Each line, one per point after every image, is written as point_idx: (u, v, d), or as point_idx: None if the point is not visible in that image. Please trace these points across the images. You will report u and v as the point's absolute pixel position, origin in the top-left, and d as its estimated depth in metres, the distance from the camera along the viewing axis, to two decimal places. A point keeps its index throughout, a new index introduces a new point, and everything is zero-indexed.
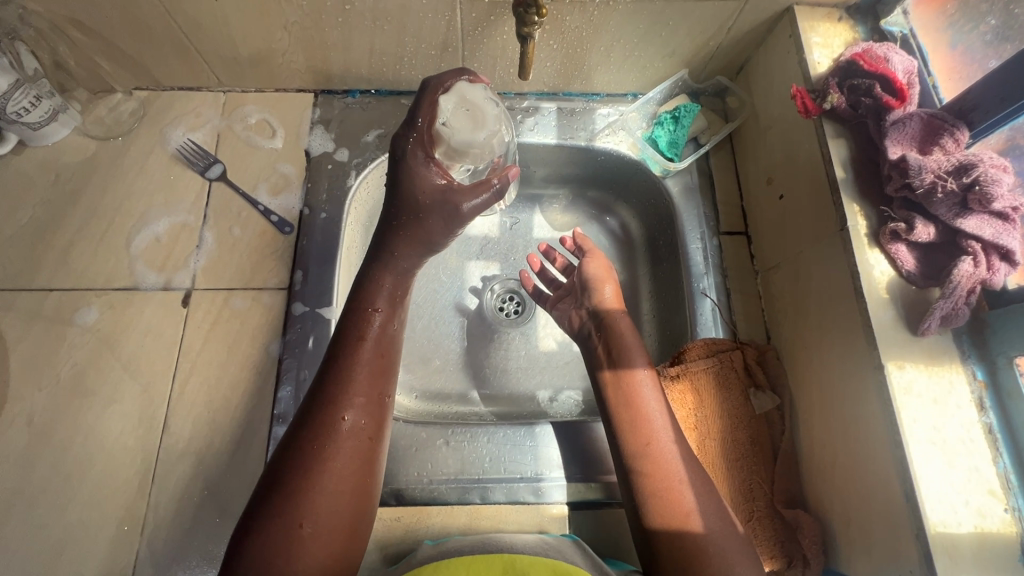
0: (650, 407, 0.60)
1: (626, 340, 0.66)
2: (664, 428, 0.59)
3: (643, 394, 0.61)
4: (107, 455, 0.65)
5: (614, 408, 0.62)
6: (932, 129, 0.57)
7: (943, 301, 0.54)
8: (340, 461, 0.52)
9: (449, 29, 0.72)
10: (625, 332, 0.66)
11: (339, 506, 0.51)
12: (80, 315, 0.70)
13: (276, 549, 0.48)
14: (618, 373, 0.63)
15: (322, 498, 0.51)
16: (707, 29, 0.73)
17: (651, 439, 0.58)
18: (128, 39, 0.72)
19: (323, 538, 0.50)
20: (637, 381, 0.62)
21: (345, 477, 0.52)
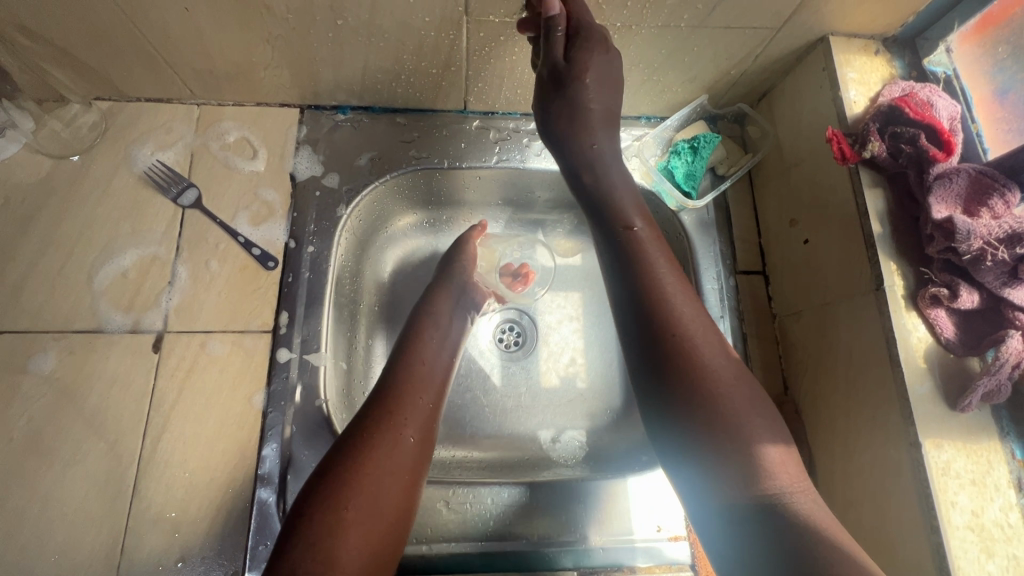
0: (747, 428, 0.45)
1: (699, 347, 0.49)
2: (774, 457, 0.45)
3: (742, 419, 0.46)
4: (70, 524, 0.58)
5: (707, 439, 0.45)
6: (980, 187, 0.53)
7: (987, 378, 0.50)
8: (400, 444, 0.52)
9: (453, 48, 0.65)
10: (698, 335, 0.50)
11: (389, 493, 0.49)
12: (35, 361, 0.63)
13: (321, 537, 0.44)
14: (702, 392, 0.47)
15: (381, 476, 0.49)
16: (734, 57, 0.68)
17: (767, 469, 0.44)
18: (83, 48, 0.63)
19: (374, 523, 0.47)
20: (731, 401, 0.46)
21: (396, 471, 0.50)
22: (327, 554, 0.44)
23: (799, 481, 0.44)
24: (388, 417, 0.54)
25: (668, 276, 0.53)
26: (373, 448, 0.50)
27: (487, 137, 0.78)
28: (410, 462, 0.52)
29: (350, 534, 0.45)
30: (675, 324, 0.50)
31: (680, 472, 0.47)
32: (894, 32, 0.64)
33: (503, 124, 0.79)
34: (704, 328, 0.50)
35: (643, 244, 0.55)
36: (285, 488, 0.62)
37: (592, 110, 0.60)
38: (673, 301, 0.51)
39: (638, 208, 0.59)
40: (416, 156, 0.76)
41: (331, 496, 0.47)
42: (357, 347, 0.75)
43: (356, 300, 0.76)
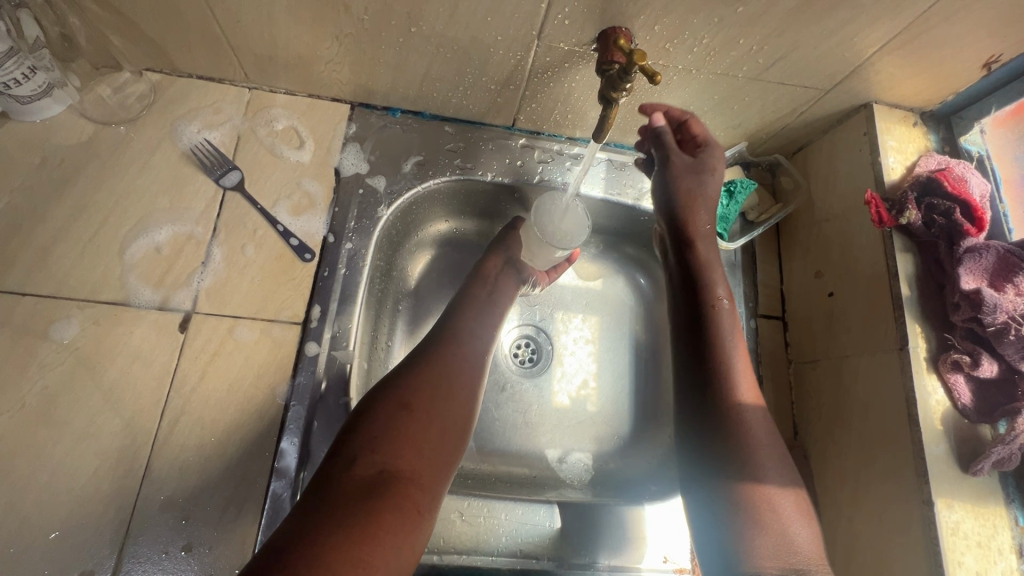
0: (787, 521, 0.52)
1: (752, 427, 0.57)
2: (801, 535, 0.51)
3: (772, 493, 0.53)
4: (74, 499, 0.57)
5: (747, 510, 0.52)
6: (1007, 265, 0.56)
7: (1002, 447, 0.53)
8: (456, 370, 0.60)
9: (517, 68, 0.66)
10: (762, 427, 0.57)
11: (447, 409, 0.57)
12: (56, 328, 0.61)
13: (385, 429, 0.52)
14: (748, 467, 0.54)
15: (438, 391, 0.57)
16: (780, 111, 0.71)
17: (791, 549, 0.50)
18: (148, 21, 0.62)
19: (430, 428, 0.54)
20: (771, 480, 0.54)
21: (454, 395, 0.58)
22: (389, 444, 0.51)
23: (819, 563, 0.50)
24: (446, 347, 0.62)
25: (735, 354, 0.61)
26: (430, 369, 0.59)
27: (531, 156, 0.80)
28: (466, 385, 0.60)
29: (410, 432, 0.52)
30: (736, 399, 0.58)
31: (716, 526, 0.54)
32: (933, 107, 0.68)
33: (548, 146, 0.80)
34: (757, 405, 0.58)
35: (724, 326, 0.63)
36: (300, 483, 0.61)
37: (712, 202, 0.68)
38: (731, 370, 0.60)
39: (725, 290, 0.66)
40: (460, 165, 0.77)
41: (393, 398, 0.54)
42: (378, 347, 0.75)
43: (384, 300, 0.77)
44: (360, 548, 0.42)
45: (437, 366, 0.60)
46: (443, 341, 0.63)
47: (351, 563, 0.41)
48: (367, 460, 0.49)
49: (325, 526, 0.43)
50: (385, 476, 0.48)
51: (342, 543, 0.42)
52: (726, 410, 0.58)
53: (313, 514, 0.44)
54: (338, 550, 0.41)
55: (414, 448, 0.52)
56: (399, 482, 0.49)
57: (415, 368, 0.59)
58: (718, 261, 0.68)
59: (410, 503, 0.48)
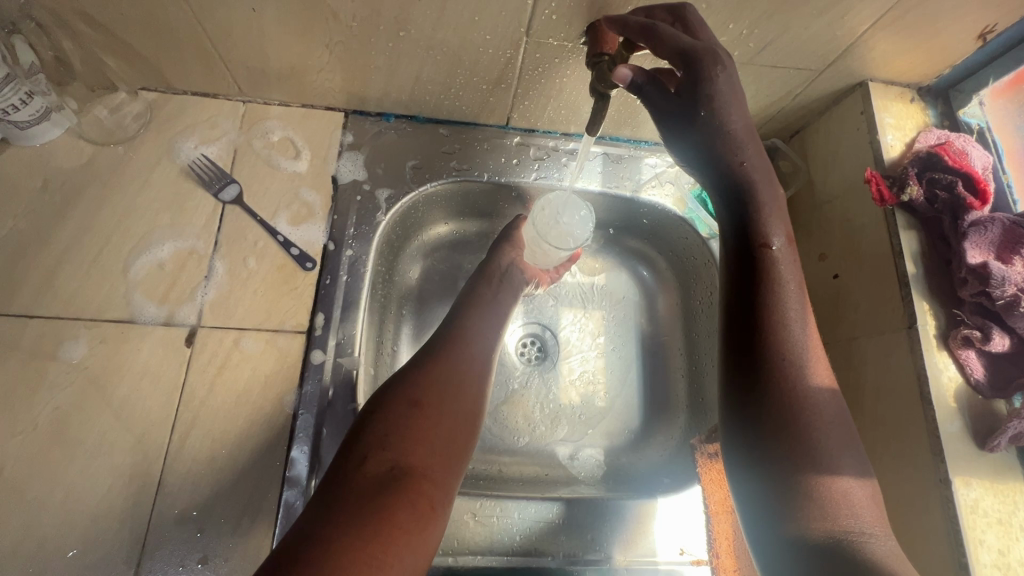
0: (836, 481, 0.45)
1: (806, 376, 0.49)
2: (855, 496, 0.45)
3: (821, 445, 0.47)
4: (90, 517, 0.57)
5: (789, 466, 0.46)
6: (1013, 237, 0.56)
7: (1017, 421, 0.52)
8: (462, 365, 0.60)
9: (507, 66, 0.66)
10: (818, 389, 0.49)
11: (457, 404, 0.57)
12: (65, 349, 0.62)
13: (395, 427, 0.52)
14: (797, 423, 0.47)
15: (446, 389, 0.57)
16: (775, 94, 0.70)
17: (843, 512, 0.44)
18: (140, 40, 0.63)
19: (439, 425, 0.54)
20: (823, 436, 0.47)
21: (462, 390, 0.58)
22: (400, 441, 0.51)
23: (878, 529, 0.44)
24: (453, 345, 0.62)
25: (791, 296, 0.51)
26: (436, 368, 0.58)
27: (526, 153, 0.80)
28: (474, 382, 0.60)
29: (421, 429, 0.52)
30: (787, 347, 0.50)
31: (752, 482, 0.49)
32: (930, 82, 0.67)
33: (543, 142, 0.80)
34: (816, 362, 0.50)
35: (778, 264, 0.52)
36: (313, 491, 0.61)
37: (735, 131, 0.53)
38: (783, 309, 0.51)
39: (781, 221, 0.54)
40: (456, 167, 0.77)
41: (402, 396, 0.54)
42: (383, 352, 0.76)
43: (386, 305, 0.77)
44: (374, 548, 0.42)
45: (443, 363, 0.59)
46: (448, 341, 0.63)
47: (364, 560, 0.41)
48: (378, 458, 0.49)
49: (337, 525, 0.43)
50: (398, 473, 0.48)
51: (355, 540, 0.42)
52: (778, 367, 0.49)
53: (325, 514, 0.44)
54: (352, 550, 0.41)
55: (425, 444, 0.52)
56: (411, 478, 0.49)
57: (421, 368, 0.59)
58: (769, 189, 0.55)
59: (423, 500, 0.48)
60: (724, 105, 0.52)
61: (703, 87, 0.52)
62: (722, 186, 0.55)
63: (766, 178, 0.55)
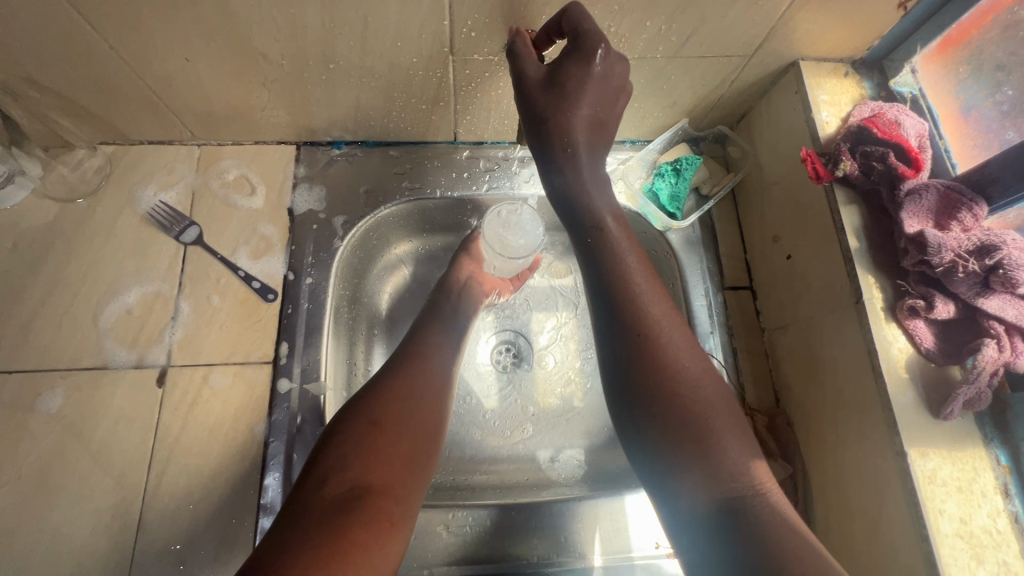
0: (738, 469, 0.46)
1: (688, 372, 0.51)
2: (757, 479, 0.46)
3: (717, 438, 0.48)
4: (77, 559, 0.60)
5: (693, 465, 0.47)
6: (949, 202, 0.55)
7: (966, 387, 0.52)
8: (420, 379, 0.62)
9: (441, 84, 0.68)
10: (701, 384, 0.50)
11: (417, 416, 0.58)
12: (43, 400, 0.64)
13: (354, 445, 0.53)
14: (690, 422, 0.48)
15: (406, 404, 0.58)
16: (710, 83, 0.70)
17: (751, 497, 0.45)
18: (88, 98, 0.66)
19: (400, 441, 0.55)
20: (716, 427, 0.48)
21: (421, 403, 0.60)
22: (359, 460, 0.52)
23: (780, 505, 0.45)
24: (413, 361, 0.63)
25: (655, 303, 0.54)
26: (397, 384, 0.60)
27: (477, 166, 0.81)
28: (434, 395, 0.61)
29: (380, 446, 0.54)
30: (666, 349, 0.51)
31: (663, 486, 0.48)
32: (861, 55, 0.67)
33: (493, 153, 0.81)
34: (693, 359, 0.52)
35: (636, 276, 0.56)
36: None
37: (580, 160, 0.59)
38: (652, 314, 0.53)
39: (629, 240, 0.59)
40: (408, 187, 0.79)
41: (362, 415, 0.55)
42: (356, 374, 0.77)
43: (354, 327, 0.79)
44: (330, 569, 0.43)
45: (403, 380, 0.61)
46: (408, 357, 0.64)
47: None
48: (339, 479, 0.50)
49: (295, 547, 0.44)
50: (356, 492, 0.50)
51: (312, 562, 0.43)
52: (659, 373, 0.50)
53: (285, 536, 0.46)
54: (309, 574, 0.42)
55: (385, 462, 0.53)
56: (371, 496, 0.50)
57: (381, 383, 0.60)
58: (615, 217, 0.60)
59: (381, 516, 0.49)
60: (576, 93, 0.56)
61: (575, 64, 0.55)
62: (573, 218, 0.60)
63: (607, 209, 0.60)
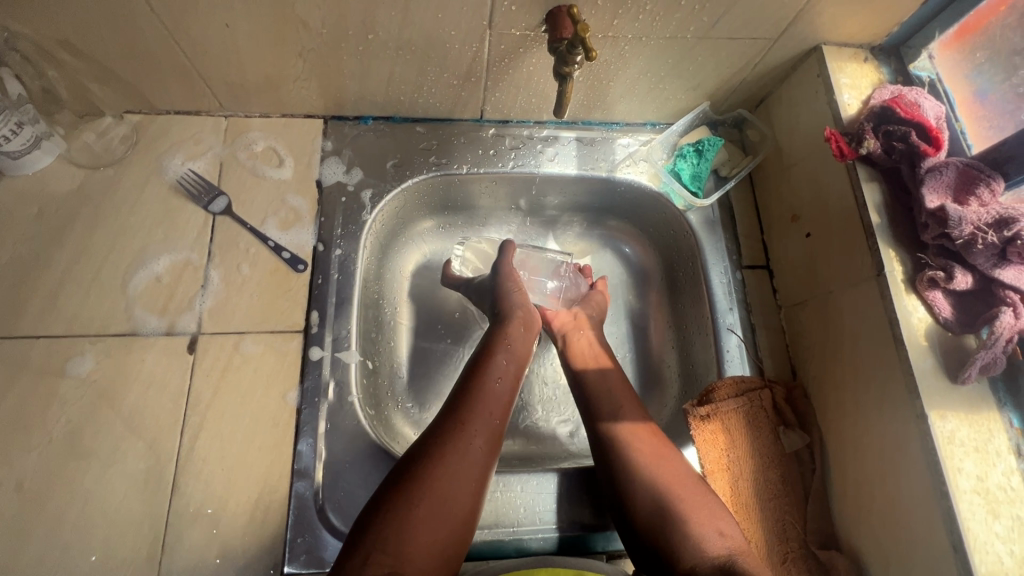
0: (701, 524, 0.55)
1: (631, 442, 0.62)
2: (669, 488, 0.58)
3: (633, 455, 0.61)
4: (111, 522, 0.60)
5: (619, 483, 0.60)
6: (968, 178, 0.58)
7: (984, 352, 0.54)
8: (468, 449, 0.56)
9: (475, 59, 0.69)
10: (623, 415, 0.65)
11: (467, 492, 0.54)
12: (73, 365, 0.64)
13: (394, 527, 0.49)
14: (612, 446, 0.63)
15: (450, 480, 0.53)
16: (735, 65, 0.72)
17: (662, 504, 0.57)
18: (121, 63, 0.65)
19: (439, 521, 0.51)
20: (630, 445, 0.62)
21: (471, 474, 0.55)
22: (398, 544, 0.49)
23: (689, 511, 0.56)
24: (465, 427, 0.57)
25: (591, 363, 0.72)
26: (442, 457, 0.54)
27: (502, 144, 0.82)
28: (483, 465, 0.56)
29: (420, 529, 0.50)
30: (617, 429, 0.64)
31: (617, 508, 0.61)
32: (881, 41, 0.70)
33: (518, 132, 0.83)
34: (615, 393, 0.67)
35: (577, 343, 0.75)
36: (321, 481, 0.64)
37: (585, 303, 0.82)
38: (606, 401, 0.67)
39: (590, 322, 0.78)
40: (435, 162, 0.80)
41: (401, 492, 0.51)
42: (382, 346, 0.79)
43: (379, 302, 0.80)
44: None
45: (449, 449, 0.55)
46: (454, 416, 0.58)
47: None
48: (377, 558, 0.48)
49: None
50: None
51: None
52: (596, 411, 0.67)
53: None
54: None
55: (422, 543, 0.50)
56: None
57: (426, 455, 0.55)
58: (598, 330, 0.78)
59: None
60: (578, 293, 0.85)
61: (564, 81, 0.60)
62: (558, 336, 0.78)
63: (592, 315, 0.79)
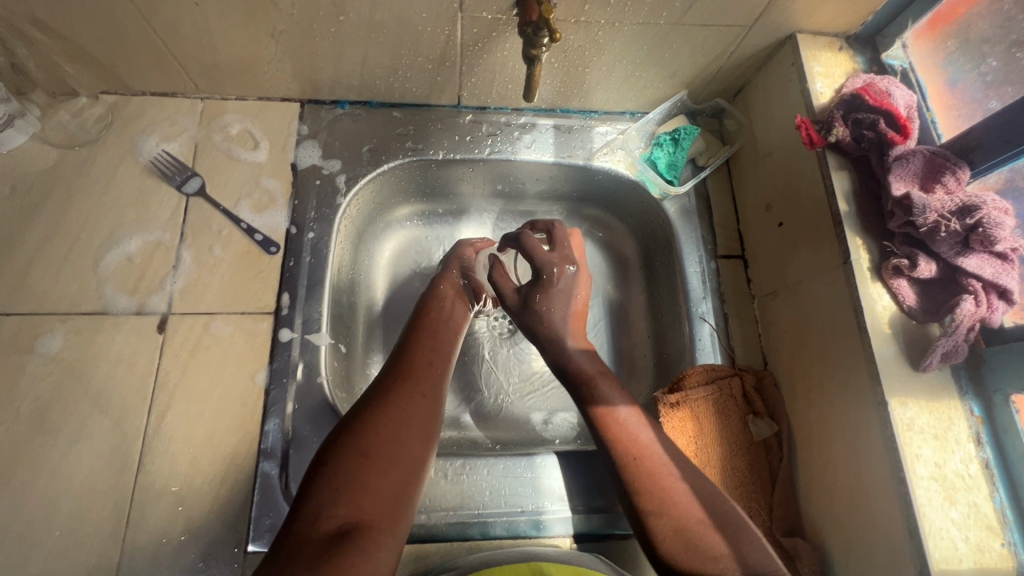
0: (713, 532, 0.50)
1: (636, 455, 0.56)
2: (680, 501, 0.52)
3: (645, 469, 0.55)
4: (75, 498, 0.60)
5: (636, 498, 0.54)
6: (934, 167, 0.59)
7: (945, 339, 0.55)
8: (412, 399, 0.55)
9: (448, 43, 0.68)
10: (628, 418, 0.59)
11: (414, 442, 0.52)
12: (42, 342, 0.64)
13: (341, 476, 0.46)
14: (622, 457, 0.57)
15: (397, 430, 0.51)
16: (710, 53, 0.72)
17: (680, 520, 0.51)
18: (92, 41, 0.65)
19: (389, 474, 0.48)
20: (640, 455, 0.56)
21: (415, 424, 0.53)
22: (348, 493, 0.45)
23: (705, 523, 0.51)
24: (401, 388, 0.56)
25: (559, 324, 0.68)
26: (386, 407, 0.53)
27: (479, 130, 0.82)
28: (426, 416, 0.55)
29: (369, 478, 0.47)
30: (607, 414, 0.60)
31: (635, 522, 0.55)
32: (855, 30, 0.70)
33: (495, 118, 0.83)
34: (611, 386, 0.62)
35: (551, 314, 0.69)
36: (288, 461, 0.64)
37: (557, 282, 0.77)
38: (607, 397, 0.61)
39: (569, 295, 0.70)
40: (411, 147, 0.80)
41: (349, 442, 0.49)
42: (355, 330, 0.78)
43: (353, 286, 0.80)
44: None
45: (394, 400, 0.54)
46: (395, 378, 0.58)
47: None
48: (329, 512, 0.44)
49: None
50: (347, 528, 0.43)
51: None
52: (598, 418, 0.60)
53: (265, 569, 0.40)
54: None
55: (376, 494, 0.47)
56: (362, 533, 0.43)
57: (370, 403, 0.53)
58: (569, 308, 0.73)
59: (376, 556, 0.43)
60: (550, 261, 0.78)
61: (534, 64, 0.60)
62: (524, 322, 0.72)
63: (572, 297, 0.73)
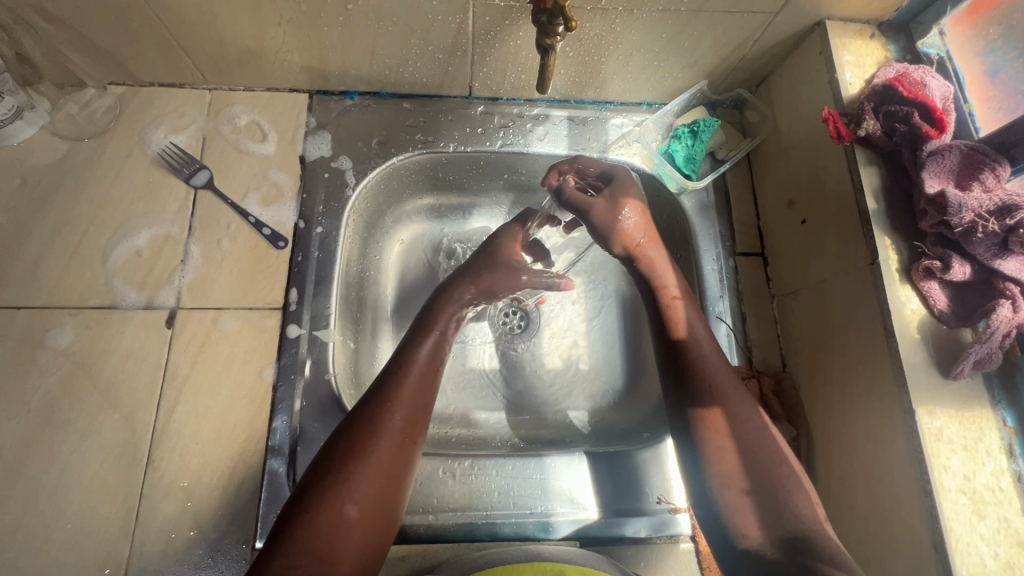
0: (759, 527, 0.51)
1: (721, 435, 0.55)
2: (744, 500, 0.52)
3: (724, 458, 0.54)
4: (85, 492, 0.60)
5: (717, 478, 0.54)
6: (971, 162, 0.55)
7: (978, 346, 0.52)
8: (383, 428, 0.53)
9: (460, 32, 0.66)
10: (731, 400, 0.57)
11: (382, 480, 0.51)
12: (52, 336, 0.64)
13: (308, 524, 0.47)
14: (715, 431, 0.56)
15: (360, 469, 0.51)
16: (733, 42, 0.69)
17: (744, 511, 0.52)
18: (98, 31, 0.64)
19: (353, 517, 0.48)
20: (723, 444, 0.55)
21: (384, 461, 0.52)
22: (310, 538, 0.46)
23: (756, 523, 0.51)
24: (374, 417, 0.54)
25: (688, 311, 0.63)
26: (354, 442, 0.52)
27: (491, 122, 0.80)
28: (399, 448, 0.53)
29: (326, 523, 0.47)
30: (718, 404, 0.57)
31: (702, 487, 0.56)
32: (889, 17, 0.66)
33: (508, 110, 0.80)
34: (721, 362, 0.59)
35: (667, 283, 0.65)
36: (296, 458, 0.64)
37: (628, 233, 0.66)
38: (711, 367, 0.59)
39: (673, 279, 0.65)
40: (421, 140, 0.78)
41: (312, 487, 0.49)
42: (363, 326, 0.77)
43: (362, 281, 0.78)
44: None
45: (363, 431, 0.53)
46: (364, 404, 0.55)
47: None
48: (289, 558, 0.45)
49: None
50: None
51: None
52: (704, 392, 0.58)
53: None
54: None
55: (342, 540, 0.47)
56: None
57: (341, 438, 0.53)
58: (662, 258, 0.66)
59: None
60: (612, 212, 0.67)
61: (547, 55, 0.57)
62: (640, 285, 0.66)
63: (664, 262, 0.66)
